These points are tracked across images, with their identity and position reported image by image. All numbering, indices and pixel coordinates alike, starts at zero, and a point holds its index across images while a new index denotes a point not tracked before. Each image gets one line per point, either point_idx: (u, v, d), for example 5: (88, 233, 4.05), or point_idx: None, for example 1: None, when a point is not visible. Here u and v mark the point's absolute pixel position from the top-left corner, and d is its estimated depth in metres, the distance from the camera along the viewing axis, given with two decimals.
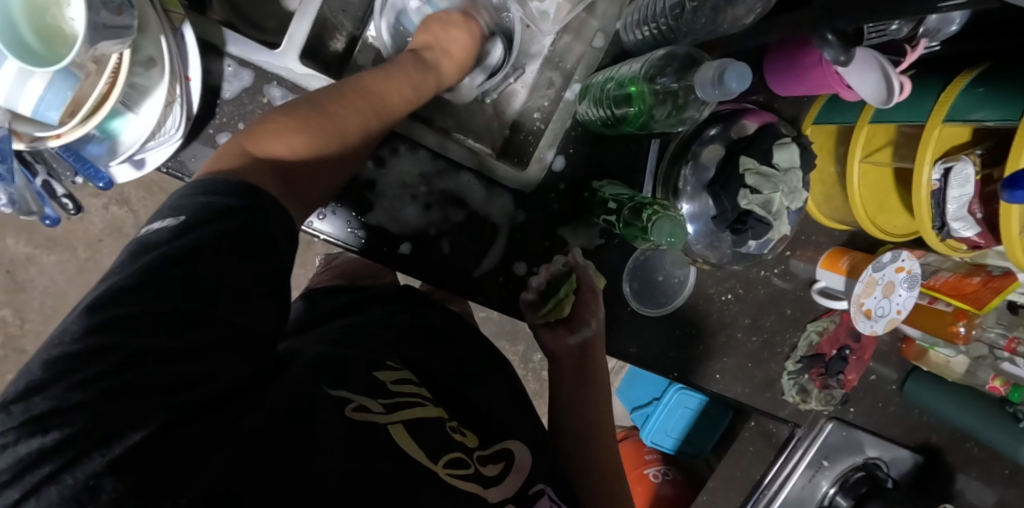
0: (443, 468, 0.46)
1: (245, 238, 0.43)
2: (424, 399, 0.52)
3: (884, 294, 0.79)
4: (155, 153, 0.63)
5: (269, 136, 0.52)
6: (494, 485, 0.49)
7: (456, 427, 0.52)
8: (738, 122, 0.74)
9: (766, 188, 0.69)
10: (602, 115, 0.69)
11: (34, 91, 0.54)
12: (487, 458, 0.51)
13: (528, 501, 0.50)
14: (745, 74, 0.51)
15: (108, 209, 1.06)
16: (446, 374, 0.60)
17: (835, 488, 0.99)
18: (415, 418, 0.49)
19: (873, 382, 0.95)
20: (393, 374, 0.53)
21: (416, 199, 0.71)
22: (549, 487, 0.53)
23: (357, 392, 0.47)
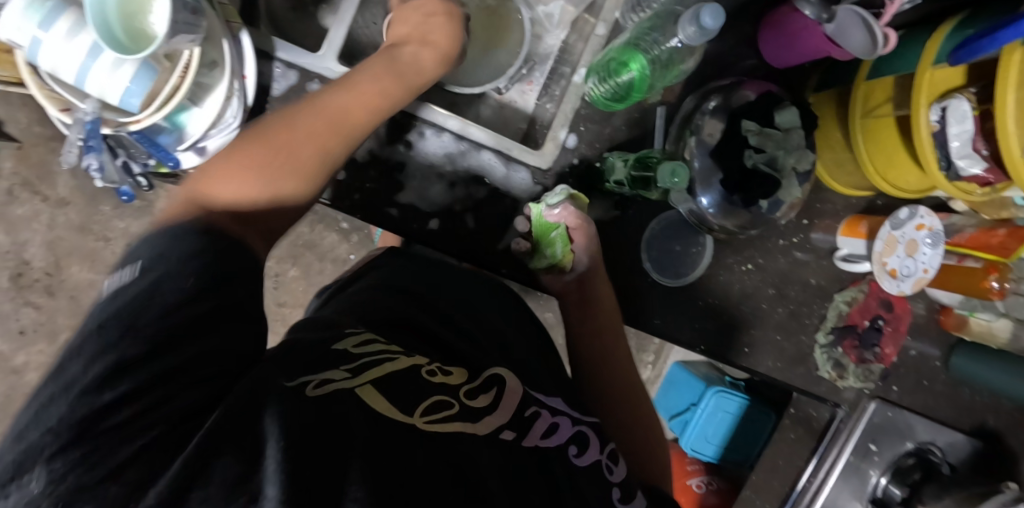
0: (421, 418, 0.46)
1: (207, 269, 0.43)
2: (388, 353, 0.51)
3: (907, 252, 0.78)
4: (215, 142, 0.71)
5: (228, 180, 0.53)
6: (488, 413, 0.50)
7: (434, 371, 0.52)
8: (738, 92, 0.77)
9: (769, 147, 0.72)
10: (609, 89, 0.75)
11: (122, 80, 0.63)
12: (476, 391, 0.53)
13: (526, 423, 0.52)
14: (717, 12, 0.56)
15: None
16: (439, 328, 0.59)
17: (887, 477, 0.92)
18: (383, 377, 0.48)
19: (913, 358, 0.92)
20: (353, 339, 0.51)
21: (428, 172, 0.76)
22: (538, 391, 0.58)
23: (314, 370, 0.45)
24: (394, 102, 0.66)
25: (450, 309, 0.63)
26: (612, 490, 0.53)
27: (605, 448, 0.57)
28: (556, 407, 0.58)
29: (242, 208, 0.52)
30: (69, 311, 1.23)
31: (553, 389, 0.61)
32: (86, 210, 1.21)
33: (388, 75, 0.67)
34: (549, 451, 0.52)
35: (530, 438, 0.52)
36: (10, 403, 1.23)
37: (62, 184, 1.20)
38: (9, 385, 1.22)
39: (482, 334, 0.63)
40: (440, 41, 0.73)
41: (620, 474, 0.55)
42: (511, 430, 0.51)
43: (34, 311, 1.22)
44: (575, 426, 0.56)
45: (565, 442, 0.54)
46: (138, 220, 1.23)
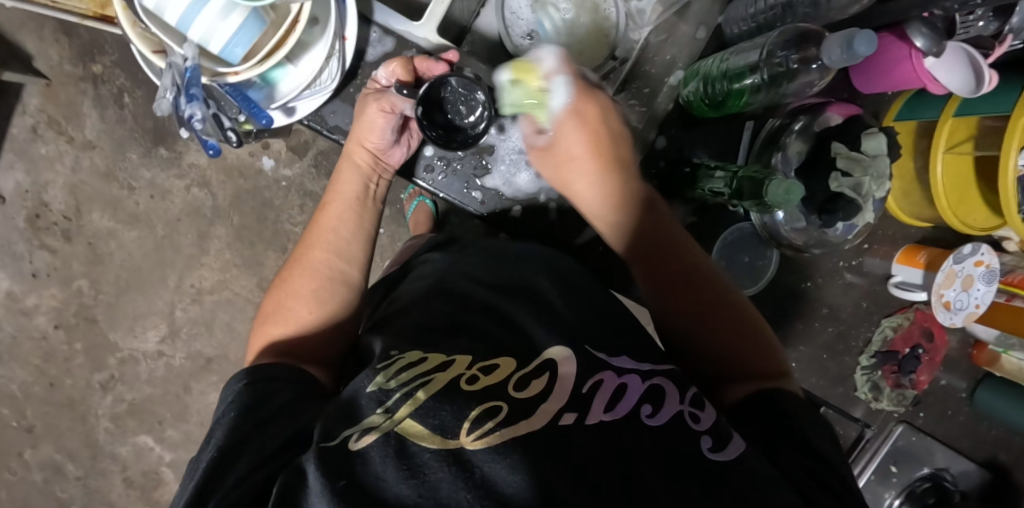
0: (468, 438, 0.38)
1: (246, 400, 0.49)
2: (428, 374, 0.43)
3: (963, 287, 0.82)
4: (306, 103, 0.69)
5: (268, 328, 0.62)
6: (542, 400, 0.41)
7: (475, 377, 0.43)
8: (823, 114, 0.78)
9: (856, 172, 0.75)
10: (709, 96, 0.75)
11: (227, 30, 0.59)
12: (527, 378, 0.43)
13: (586, 400, 0.41)
14: (872, 40, 0.58)
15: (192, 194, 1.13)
16: (478, 317, 0.49)
17: (900, 499, 0.94)
18: (421, 402, 0.40)
19: (941, 388, 0.95)
20: (394, 365, 0.44)
21: (485, 206, 0.76)
22: (600, 351, 0.47)
23: (356, 421, 0.41)
24: (363, 195, 0.69)
25: (487, 293, 0.53)
26: (700, 439, 0.40)
27: (688, 395, 0.44)
28: (621, 365, 0.46)
29: (285, 346, 0.60)
30: (85, 259, 1.22)
31: (614, 346, 0.48)
32: (113, 157, 1.20)
33: (352, 172, 0.69)
34: (616, 426, 0.40)
35: (591, 415, 0.41)
36: (16, 346, 1.23)
37: (89, 126, 1.18)
38: (16, 326, 1.23)
39: (531, 310, 0.51)
40: (363, 126, 0.68)
41: (710, 421, 0.42)
42: (572, 412, 0.40)
43: (48, 254, 1.22)
44: (647, 380, 0.44)
45: (635, 403, 0.42)
46: (166, 172, 1.21)
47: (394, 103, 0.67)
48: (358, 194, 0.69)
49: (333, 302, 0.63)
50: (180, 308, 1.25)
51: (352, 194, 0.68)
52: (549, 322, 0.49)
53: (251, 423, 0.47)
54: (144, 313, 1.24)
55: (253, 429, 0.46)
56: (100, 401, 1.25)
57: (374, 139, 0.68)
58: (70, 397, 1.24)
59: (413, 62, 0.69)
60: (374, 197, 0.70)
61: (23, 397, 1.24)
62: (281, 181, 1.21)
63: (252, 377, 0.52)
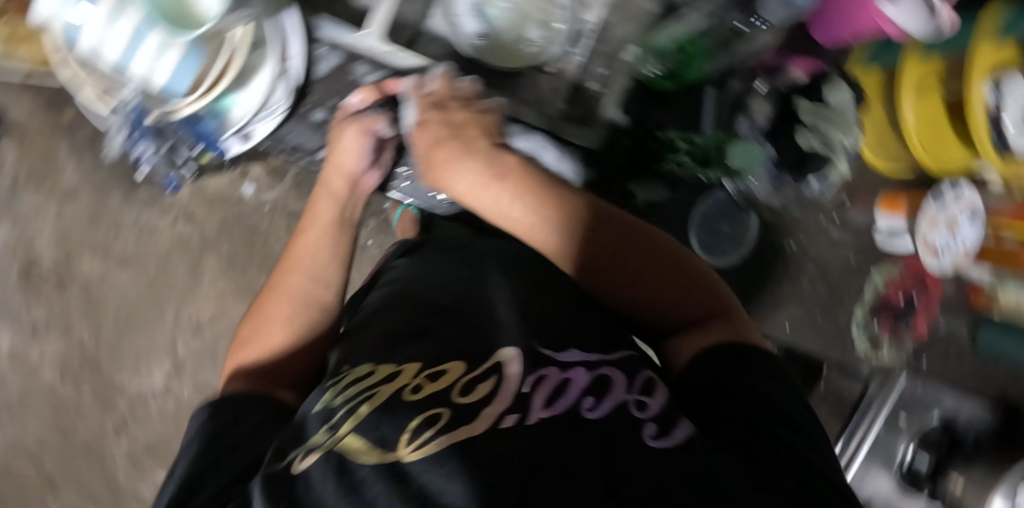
0: (405, 450, 0.39)
1: (223, 421, 0.48)
2: (377, 385, 0.46)
3: (951, 230, 0.80)
4: (262, 125, 0.69)
5: (241, 351, 0.60)
6: (485, 404, 0.41)
7: (420, 386, 0.44)
8: (785, 72, 0.75)
9: (822, 125, 0.74)
10: (665, 65, 0.77)
11: (168, 65, 0.58)
12: (473, 383, 0.43)
13: (525, 400, 0.41)
14: None
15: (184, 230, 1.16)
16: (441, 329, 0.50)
17: (914, 444, 0.91)
18: (364, 416, 0.42)
19: (942, 333, 0.96)
20: (343, 381, 0.48)
21: (450, 207, 0.85)
22: (546, 347, 0.46)
23: (302, 442, 0.43)
24: (338, 219, 0.69)
25: (445, 298, 0.55)
26: (642, 427, 0.39)
27: (636, 382, 0.44)
28: (568, 359, 0.46)
29: (258, 370, 0.57)
30: (82, 305, 1.24)
31: (563, 341, 0.48)
32: (95, 201, 1.21)
33: (326, 198, 0.70)
34: (553, 424, 0.38)
35: (529, 414, 0.39)
36: (26, 397, 1.25)
37: (69, 173, 1.20)
38: (24, 380, 1.24)
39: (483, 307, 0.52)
40: (339, 151, 0.70)
41: (656, 409, 0.42)
42: (513, 415, 0.39)
43: (45, 305, 1.23)
44: (593, 371, 0.45)
45: (576, 397, 0.41)
46: (150, 210, 1.23)
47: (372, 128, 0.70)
48: (334, 217, 0.69)
49: (309, 322, 0.62)
50: (181, 342, 1.26)
51: (323, 221, 0.69)
52: (499, 320, 0.50)
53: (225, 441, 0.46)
54: (146, 351, 1.25)
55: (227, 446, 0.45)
56: (116, 443, 1.26)
57: (350, 165, 0.70)
58: (86, 442, 1.26)
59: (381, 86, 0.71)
60: (351, 222, 0.70)
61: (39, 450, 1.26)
62: (263, 204, 1.23)
63: (220, 405, 0.50)
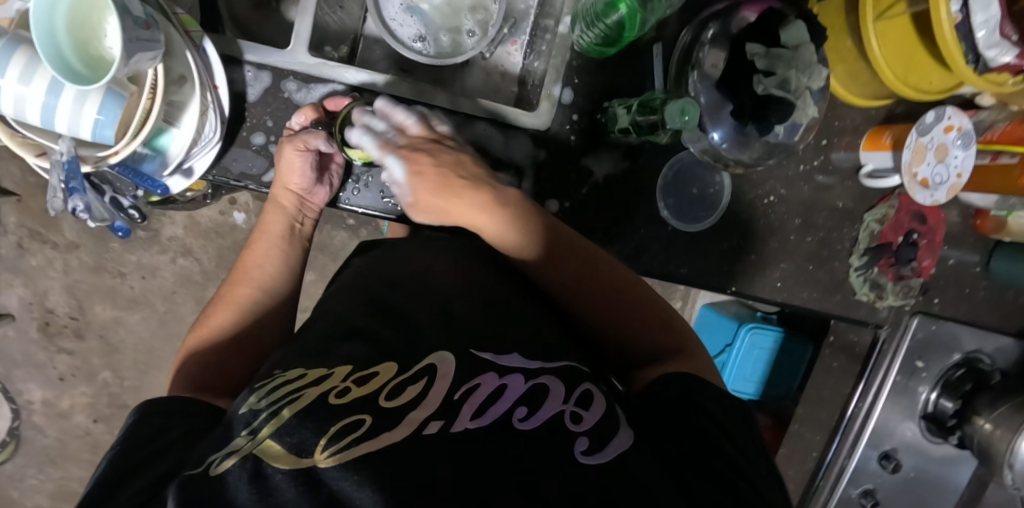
0: (322, 456, 0.41)
1: (153, 432, 0.51)
2: (303, 386, 0.46)
3: (938, 158, 0.75)
4: (201, 161, 0.70)
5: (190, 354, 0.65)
6: (412, 408, 0.44)
7: (346, 389, 0.46)
8: (738, 15, 0.73)
9: (779, 68, 0.68)
10: (597, 33, 0.71)
11: (90, 115, 0.60)
12: (404, 385, 0.46)
13: (454, 408, 0.44)
14: None
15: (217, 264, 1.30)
16: (380, 325, 0.52)
17: (937, 391, 0.87)
18: (285, 421, 0.43)
19: (952, 267, 0.88)
20: (272, 383, 0.47)
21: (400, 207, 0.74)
22: (486, 352, 0.49)
23: (223, 445, 0.43)
24: (284, 235, 0.72)
25: (393, 293, 0.57)
26: (575, 442, 0.44)
27: (574, 393, 0.48)
28: (509, 364, 0.49)
29: (198, 379, 0.62)
30: (101, 351, 1.30)
31: (506, 344, 0.51)
32: (97, 249, 1.26)
33: (275, 212, 0.72)
34: (481, 435, 0.42)
35: (458, 422, 0.43)
36: (64, 446, 1.31)
37: (67, 228, 1.24)
38: (59, 429, 1.30)
39: (433, 309, 0.54)
40: (283, 170, 0.70)
41: (590, 423, 0.45)
42: (438, 420, 0.43)
43: (68, 356, 1.29)
44: (531, 380, 0.48)
45: (508, 407, 0.45)
46: (150, 251, 1.28)
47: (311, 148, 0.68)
48: (281, 231, 0.72)
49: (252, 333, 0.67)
50: None
51: (272, 234, 0.71)
52: (450, 327, 0.51)
53: (150, 452, 0.48)
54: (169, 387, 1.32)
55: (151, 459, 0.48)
56: None
57: (293, 183, 0.70)
58: None
59: (323, 105, 0.72)
60: (299, 234, 0.74)
61: None
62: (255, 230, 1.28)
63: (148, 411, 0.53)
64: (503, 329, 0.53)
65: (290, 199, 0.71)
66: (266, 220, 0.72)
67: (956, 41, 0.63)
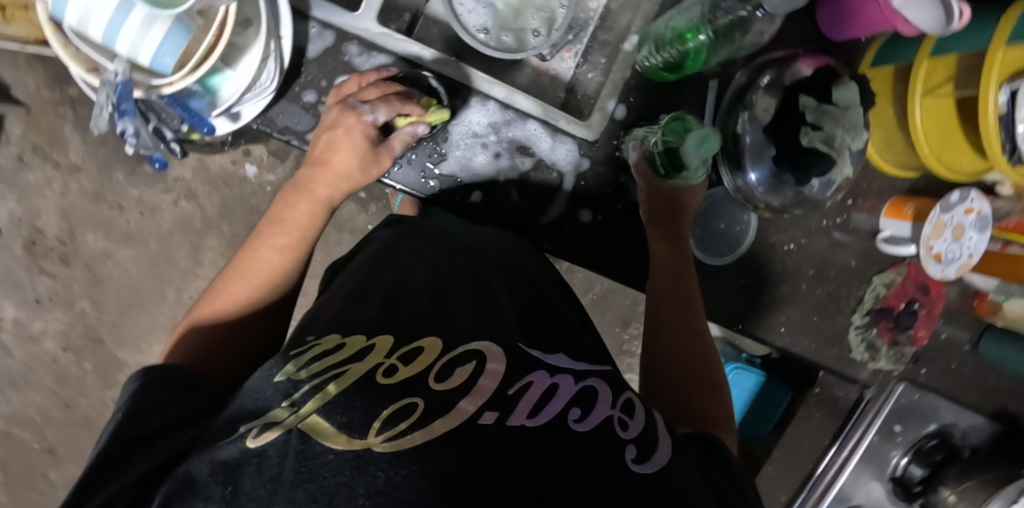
0: (376, 439, 0.40)
1: (171, 407, 0.47)
2: (344, 364, 0.46)
3: (954, 236, 0.79)
4: (250, 107, 0.70)
5: (197, 332, 0.60)
6: (462, 396, 0.45)
7: (393, 368, 0.46)
8: (793, 67, 0.75)
9: (827, 124, 0.72)
10: (664, 58, 0.73)
11: (153, 41, 0.60)
12: (451, 366, 0.47)
13: (509, 402, 0.45)
14: None
15: (220, 208, 1.28)
16: (425, 308, 0.54)
17: (908, 457, 0.90)
18: (330, 398, 0.43)
19: (944, 342, 0.92)
20: (307, 354, 0.47)
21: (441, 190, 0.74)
22: (534, 348, 0.52)
23: (260, 415, 0.42)
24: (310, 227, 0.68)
25: (428, 278, 0.58)
26: (625, 450, 0.46)
27: (619, 400, 0.50)
28: (556, 364, 0.51)
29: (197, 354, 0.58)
30: (84, 280, 1.27)
31: (553, 346, 0.54)
32: (100, 178, 1.23)
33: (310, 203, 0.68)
34: (538, 434, 0.44)
35: (515, 417, 0.44)
36: (30, 371, 1.27)
37: (73, 150, 1.21)
38: (27, 353, 1.27)
39: (473, 295, 0.57)
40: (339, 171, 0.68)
41: (637, 430, 0.48)
42: (493, 412, 0.44)
43: (49, 280, 1.26)
44: (579, 382, 0.50)
45: (563, 407, 0.47)
46: (153, 188, 1.25)
47: (388, 144, 0.70)
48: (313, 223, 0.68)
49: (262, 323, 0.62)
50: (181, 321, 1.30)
51: (299, 231, 0.67)
52: (489, 316, 0.54)
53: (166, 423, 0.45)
54: (147, 328, 1.29)
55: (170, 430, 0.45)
56: None
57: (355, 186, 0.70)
58: (87, 416, 1.30)
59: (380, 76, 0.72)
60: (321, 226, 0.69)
61: (43, 419, 1.29)
62: (265, 186, 1.26)
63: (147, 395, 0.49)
64: (541, 322, 0.57)
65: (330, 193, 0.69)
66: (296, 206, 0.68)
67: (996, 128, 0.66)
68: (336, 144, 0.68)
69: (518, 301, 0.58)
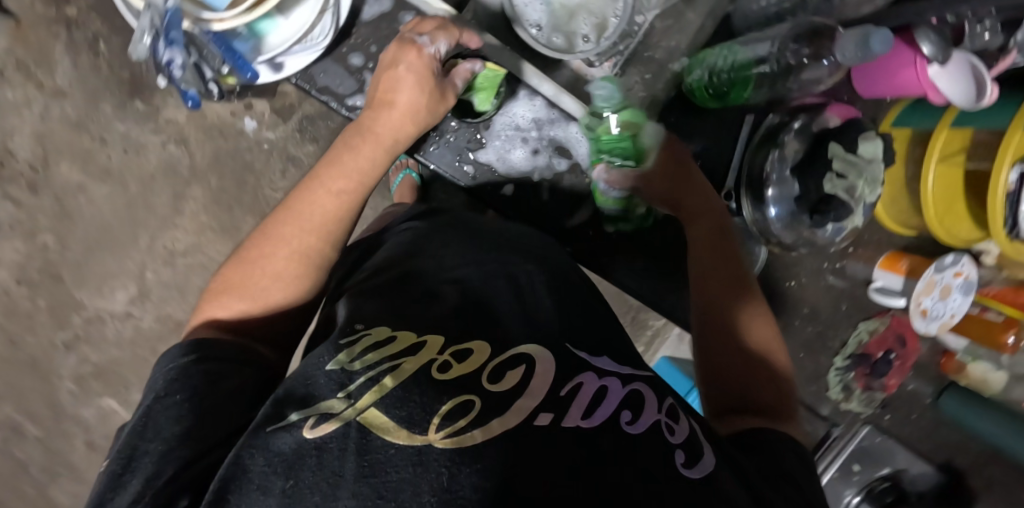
0: (436, 436, 0.45)
1: (219, 383, 0.53)
2: (395, 359, 0.52)
3: (941, 296, 0.85)
4: (295, 59, 0.69)
5: (242, 284, 0.62)
6: (519, 397, 0.49)
7: (447, 364, 0.52)
8: (821, 115, 0.78)
9: (851, 174, 0.76)
10: (712, 83, 0.76)
11: None
12: (503, 369, 0.52)
13: (562, 404, 0.49)
14: (888, 39, 0.59)
15: (209, 159, 1.21)
16: (472, 308, 0.58)
17: (859, 497, 0.94)
18: (386, 391, 0.49)
19: (909, 392, 0.96)
20: (359, 345, 0.53)
21: (475, 179, 0.75)
22: (582, 351, 0.56)
23: (320, 402, 0.49)
24: (359, 187, 0.66)
25: (472, 279, 0.62)
26: (675, 455, 0.49)
27: (663, 405, 0.53)
28: (603, 366, 0.55)
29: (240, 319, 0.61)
30: (51, 212, 1.19)
31: (597, 348, 0.58)
32: (85, 106, 1.16)
33: (368, 165, 0.67)
34: (593, 433, 0.48)
35: (569, 418, 0.48)
36: None
37: (61, 73, 1.13)
38: None
39: (510, 298, 0.60)
40: (404, 110, 0.67)
41: (682, 436, 0.51)
42: (547, 413, 0.48)
43: (12, 206, 1.17)
44: (627, 385, 0.54)
45: (615, 409, 0.50)
46: (142, 127, 1.18)
47: (451, 79, 0.70)
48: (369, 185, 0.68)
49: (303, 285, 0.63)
50: (151, 269, 1.23)
51: (358, 177, 0.66)
52: (529, 320, 0.58)
53: (219, 400, 0.51)
54: (112, 273, 1.22)
55: (221, 408, 0.51)
56: (65, 359, 1.24)
57: (417, 122, 0.68)
58: (33, 356, 1.23)
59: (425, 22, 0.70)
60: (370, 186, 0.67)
61: None
62: (263, 143, 1.21)
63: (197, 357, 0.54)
64: (577, 322, 0.60)
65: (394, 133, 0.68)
66: (345, 162, 0.66)
67: (1003, 198, 0.71)
68: (398, 84, 0.68)
69: (560, 302, 0.62)
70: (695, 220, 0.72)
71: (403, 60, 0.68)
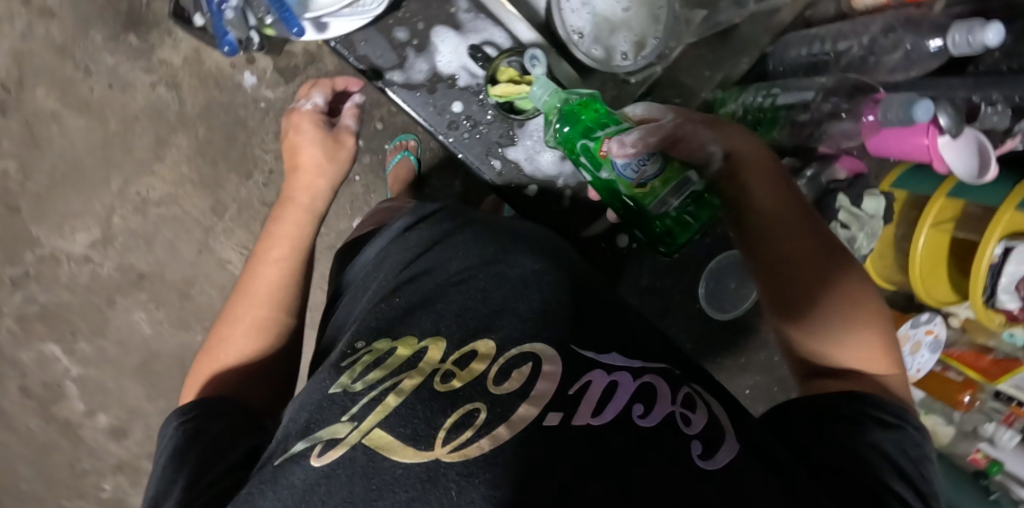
0: (443, 450, 0.44)
1: (212, 434, 0.55)
2: (398, 375, 0.50)
3: (911, 350, 0.91)
4: (340, 22, 0.70)
5: (222, 349, 0.66)
6: (521, 402, 0.47)
7: (449, 373, 0.49)
8: (832, 166, 0.82)
9: (854, 226, 0.83)
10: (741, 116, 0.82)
11: None
12: (510, 367, 0.49)
13: (572, 402, 0.47)
14: (930, 109, 0.65)
15: (198, 108, 1.14)
16: (484, 312, 0.54)
17: None
18: (390, 411, 0.47)
19: None
20: (360, 364, 0.52)
21: (501, 177, 0.76)
22: (588, 349, 0.52)
23: (323, 425, 0.48)
24: (299, 237, 0.73)
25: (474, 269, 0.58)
26: (691, 446, 0.47)
27: (679, 396, 0.51)
28: (612, 362, 0.52)
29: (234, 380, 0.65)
30: (17, 138, 1.10)
31: (606, 343, 0.54)
32: (74, 32, 1.08)
33: (297, 219, 0.74)
34: (603, 431, 0.46)
35: (579, 417, 0.47)
36: None
37: None
38: None
39: (520, 297, 0.55)
40: (310, 161, 0.76)
41: (699, 426, 0.49)
42: (557, 412, 0.47)
43: None
44: (639, 378, 0.51)
45: (628, 402, 0.49)
46: (133, 63, 1.11)
47: (343, 123, 0.79)
48: (308, 234, 0.74)
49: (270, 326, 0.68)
50: (119, 214, 1.15)
51: (290, 241, 0.72)
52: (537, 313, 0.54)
53: (213, 445, 0.53)
54: (74, 212, 1.14)
55: (213, 451, 0.53)
56: (9, 298, 1.15)
57: (326, 168, 0.76)
58: None
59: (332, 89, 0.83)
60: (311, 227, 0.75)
61: None
62: (260, 102, 1.15)
63: (187, 415, 0.56)
64: (590, 315, 0.56)
65: (315, 184, 0.76)
66: (285, 223, 0.74)
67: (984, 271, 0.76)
68: (297, 148, 0.77)
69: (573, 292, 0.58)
70: (745, 160, 0.61)
71: (299, 120, 0.78)
